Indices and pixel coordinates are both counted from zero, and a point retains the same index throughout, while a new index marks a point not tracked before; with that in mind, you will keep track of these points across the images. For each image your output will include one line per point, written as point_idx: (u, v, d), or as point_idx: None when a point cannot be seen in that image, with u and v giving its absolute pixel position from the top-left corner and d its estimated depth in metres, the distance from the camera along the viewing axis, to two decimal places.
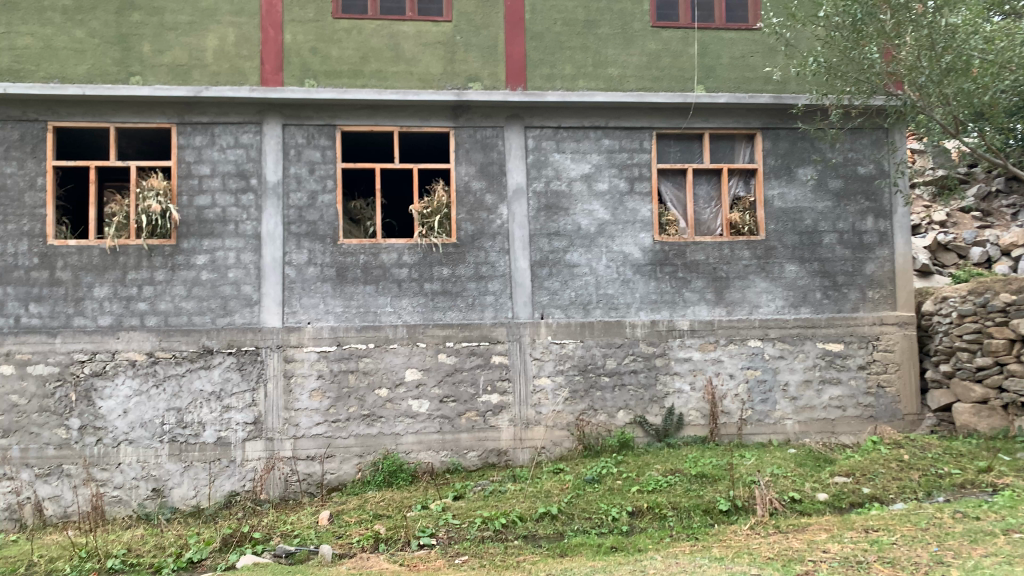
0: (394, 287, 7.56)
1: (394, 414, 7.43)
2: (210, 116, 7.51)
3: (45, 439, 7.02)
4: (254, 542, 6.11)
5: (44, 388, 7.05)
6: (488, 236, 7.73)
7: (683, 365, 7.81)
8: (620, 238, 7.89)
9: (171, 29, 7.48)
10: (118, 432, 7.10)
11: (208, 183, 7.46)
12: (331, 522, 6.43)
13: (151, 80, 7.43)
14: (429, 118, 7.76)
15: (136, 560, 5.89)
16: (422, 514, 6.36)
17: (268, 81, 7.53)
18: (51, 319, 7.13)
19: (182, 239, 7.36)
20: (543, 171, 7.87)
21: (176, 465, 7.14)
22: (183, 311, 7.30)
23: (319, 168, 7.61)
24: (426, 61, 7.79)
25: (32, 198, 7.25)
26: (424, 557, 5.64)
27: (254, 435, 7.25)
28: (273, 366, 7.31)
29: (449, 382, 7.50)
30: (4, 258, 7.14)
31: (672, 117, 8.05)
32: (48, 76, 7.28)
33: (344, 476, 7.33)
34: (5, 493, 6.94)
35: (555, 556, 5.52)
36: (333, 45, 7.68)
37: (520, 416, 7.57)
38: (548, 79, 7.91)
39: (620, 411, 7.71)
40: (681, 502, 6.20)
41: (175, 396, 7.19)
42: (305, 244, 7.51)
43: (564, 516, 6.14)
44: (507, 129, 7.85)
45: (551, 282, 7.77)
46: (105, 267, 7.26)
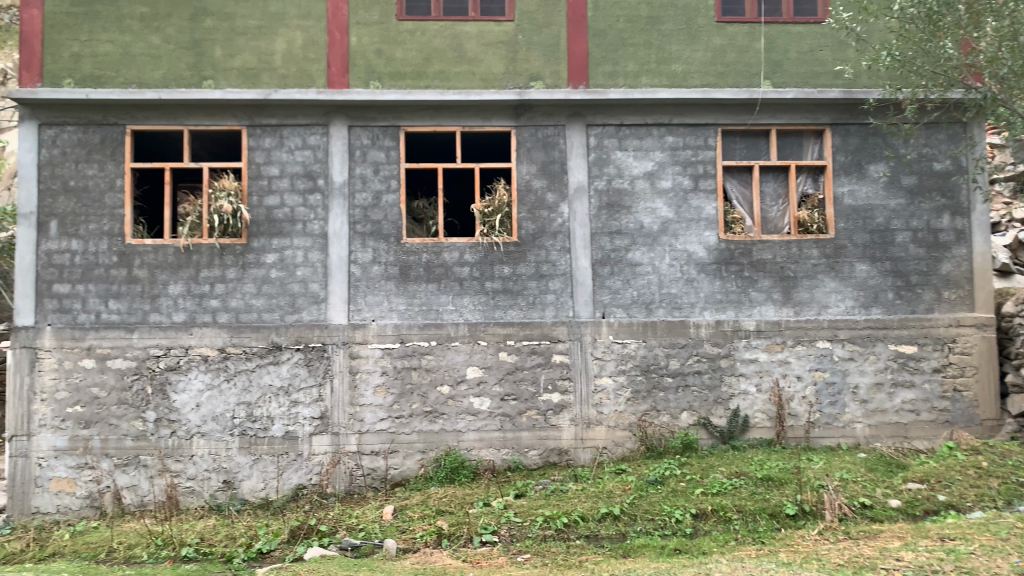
0: (455, 285, 7.62)
1: (456, 411, 7.49)
2: (278, 118, 7.69)
3: (123, 431, 7.31)
4: (321, 534, 6.24)
5: (122, 381, 7.34)
6: (549, 235, 7.72)
7: (749, 366, 7.67)
8: (684, 236, 7.79)
9: (242, 34, 7.70)
10: (192, 425, 7.34)
11: (277, 184, 7.64)
12: (395, 517, 6.53)
13: (223, 83, 7.65)
14: (491, 118, 7.80)
15: (208, 549, 6.10)
16: (484, 511, 6.41)
17: (334, 83, 7.67)
18: (129, 315, 7.42)
19: (252, 238, 7.56)
20: (605, 169, 7.83)
21: (246, 458, 7.34)
22: (253, 309, 7.50)
23: (383, 168, 7.73)
24: (489, 61, 7.83)
25: (111, 199, 7.55)
26: (487, 554, 5.68)
27: (321, 430, 7.40)
28: (339, 363, 7.46)
29: (510, 380, 7.53)
30: (86, 256, 7.45)
31: (737, 113, 7.91)
32: (127, 81, 7.58)
33: (407, 471, 7.43)
34: (87, 481, 7.26)
35: (618, 557, 5.49)
36: (398, 46, 7.79)
37: (581, 416, 7.54)
38: (611, 76, 7.86)
39: (684, 412, 7.61)
40: (746, 505, 6.08)
41: (245, 390, 7.39)
42: (370, 243, 7.63)
43: (626, 517, 6.09)
44: (569, 127, 7.83)
45: (613, 281, 7.71)
46: (179, 265, 7.51)
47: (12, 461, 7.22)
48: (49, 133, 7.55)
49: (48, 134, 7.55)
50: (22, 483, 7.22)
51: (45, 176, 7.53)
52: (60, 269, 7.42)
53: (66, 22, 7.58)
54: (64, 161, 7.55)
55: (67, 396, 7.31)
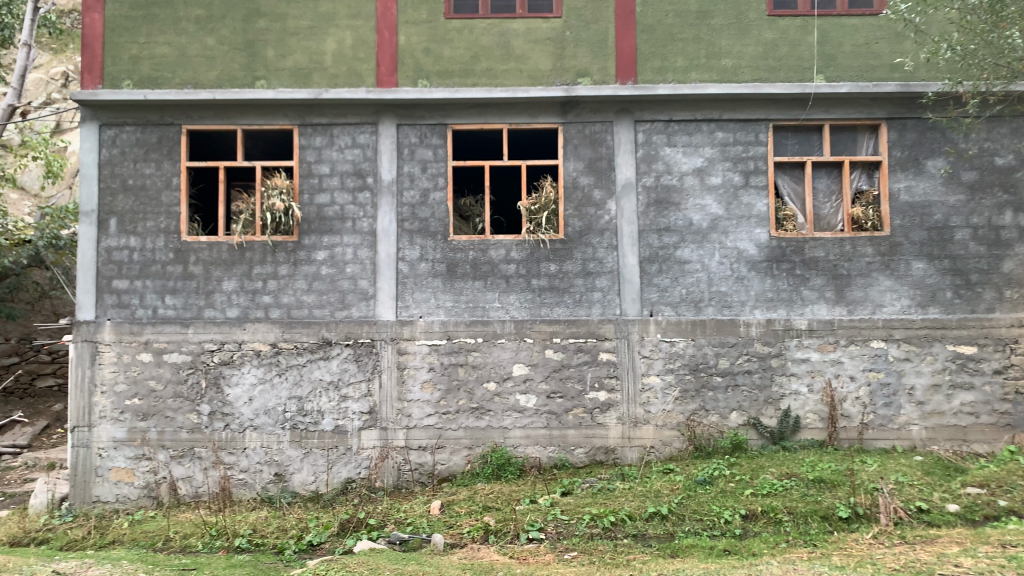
0: (501, 283, 7.63)
1: (502, 407, 7.51)
2: (329, 117, 7.80)
3: (178, 423, 7.49)
4: (370, 528, 6.32)
5: (178, 374, 7.52)
6: (596, 232, 7.69)
7: (800, 366, 7.53)
8: (734, 234, 7.68)
9: (293, 34, 7.82)
10: (245, 418, 7.50)
11: (328, 182, 7.75)
12: (442, 512, 6.58)
13: (275, 83, 7.78)
14: (539, 115, 7.80)
15: (260, 540, 6.23)
16: (531, 508, 6.42)
17: (383, 82, 7.75)
18: (185, 310, 7.60)
19: (303, 236, 7.68)
20: (653, 165, 7.76)
21: (297, 451, 7.48)
22: (304, 305, 7.62)
23: (431, 166, 7.78)
24: (536, 58, 7.82)
25: (168, 197, 7.75)
26: (534, 551, 5.68)
27: (369, 424, 7.50)
28: (388, 358, 7.54)
29: (557, 377, 7.52)
30: (144, 253, 7.66)
31: (789, 108, 7.77)
32: (183, 82, 7.76)
33: (454, 467, 7.48)
34: (144, 472, 7.47)
35: (666, 557, 5.44)
36: (446, 44, 7.83)
37: (628, 414, 7.50)
38: (660, 72, 7.78)
39: (733, 412, 7.52)
40: (797, 507, 5.98)
41: (296, 385, 7.52)
42: (418, 241, 7.69)
43: (674, 517, 6.05)
44: (616, 124, 7.78)
45: (661, 279, 7.64)
46: (232, 262, 7.66)
47: (74, 451, 7.47)
48: (109, 133, 7.78)
49: (108, 134, 7.77)
50: (84, 473, 7.48)
51: (105, 175, 7.75)
52: (119, 265, 7.64)
53: (125, 25, 7.81)
54: (123, 161, 7.77)
55: (125, 388, 7.52)
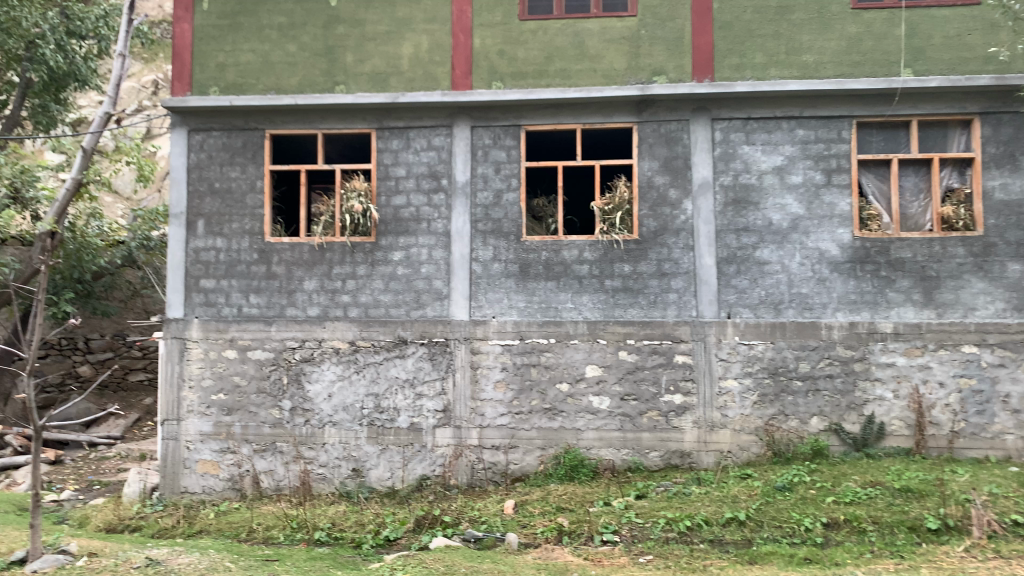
0: (574, 283, 7.62)
1: (576, 409, 7.50)
2: (405, 120, 7.93)
3: (262, 418, 7.74)
4: (444, 525, 6.40)
5: (261, 370, 7.78)
6: (671, 232, 7.58)
7: (885, 370, 7.28)
8: (816, 234, 7.46)
9: (371, 39, 7.98)
10: (324, 414, 7.69)
11: (404, 184, 7.89)
12: (516, 511, 6.61)
13: (354, 88, 7.96)
14: (613, 114, 7.74)
15: (339, 534, 6.39)
16: (605, 510, 6.39)
17: (458, 84, 7.84)
18: (268, 309, 7.85)
19: (380, 236, 7.83)
20: (731, 164, 7.62)
21: (374, 447, 7.63)
22: (381, 304, 7.77)
23: (505, 167, 7.82)
24: (611, 58, 7.78)
25: (252, 199, 8.01)
26: (608, 553, 5.65)
27: (443, 422, 7.60)
28: (461, 358, 7.63)
29: (631, 379, 7.46)
30: (229, 253, 7.95)
31: (874, 104, 7.51)
32: (267, 88, 8.02)
33: (527, 467, 7.50)
34: (229, 465, 7.74)
35: (744, 563, 5.34)
36: (520, 46, 7.86)
37: (704, 418, 7.37)
38: (738, 69, 7.63)
39: (814, 417, 7.31)
40: (883, 517, 5.78)
41: (374, 382, 7.68)
42: (491, 241, 7.74)
43: (752, 523, 5.92)
44: (693, 122, 7.67)
45: (739, 280, 7.49)
46: (313, 262, 7.87)
47: (164, 443, 7.82)
48: (197, 139, 8.10)
49: (196, 139, 8.10)
50: (173, 464, 7.81)
51: (193, 178, 8.08)
52: (206, 265, 7.95)
53: (212, 34, 8.11)
54: (210, 165, 8.08)
55: (212, 383, 7.81)
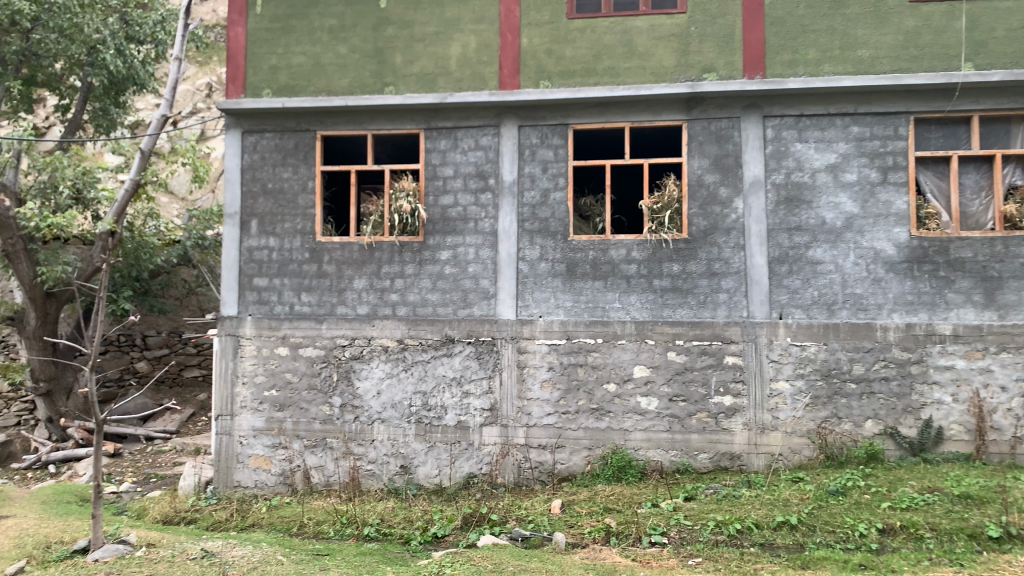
0: (622, 283, 7.57)
1: (623, 409, 7.46)
2: (453, 120, 7.98)
3: (312, 414, 7.87)
4: (492, 523, 6.42)
5: (312, 367, 7.91)
6: (722, 232, 7.49)
7: (944, 373, 7.08)
8: (871, 233, 7.30)
9: (420, 40, 8.05)
10: (373, 411, 7.79)
11: (452, 184, 7.93)
12: (563, 511, 6.61)
13: (403, 88, 8.03)
14: (662, 112, 7.67)
15: (388, 530, 6.47)
16: (653, 512, 6.34)
17: (506, 84, 7.86)
18: (319, 307, 7.98)
19: (428, 236, 7.89)
20: (783, 162, 7.49)
21: (421, 445, 7.70)
22: (428, 303, 7.83)
23: (552, 166, 7.80)
24: (660, 55, 7.71)
25: (304, 200, 8.14)
26: (657, 555, 5.61)
27: (490, 421, 7.63)
28: (508, 357, 7.64)
29: (679, 380, 7.39)
30: (281, 252, 8.09)
31: (933, 99, 7.31)
32: (318, 90, 8.15)
33: (574, 467, 7.48)
34: (281, 460, 7.89)
35: (797, 568, 5.24)
36: (568, 45, 7.85)
37: (755, 420, 7.27)
38: (790, 65, 7.50)
39: (869, 420, 7.15)
40: (941, 524, 5.61)
41: (422, 380, 7.75)
42: (538, 240, 7.74)
43: (804, 527, 5.82)
44: (744, 120, 7.56)
45: (791, 280, 7.36)
46: (362, 261, 7.98)
47: (218, 437, 8.01)
48: (251, 140, 8.27)
49: (250, 141, 8.27)
50: (227, 458, 8.00)
51: (247, 179, 8.25)
52: (259, 264, 8.11)
53: (265, 37, 8.27)
54: (263, 165, 8.24)
55: (264, 380, 7.97)
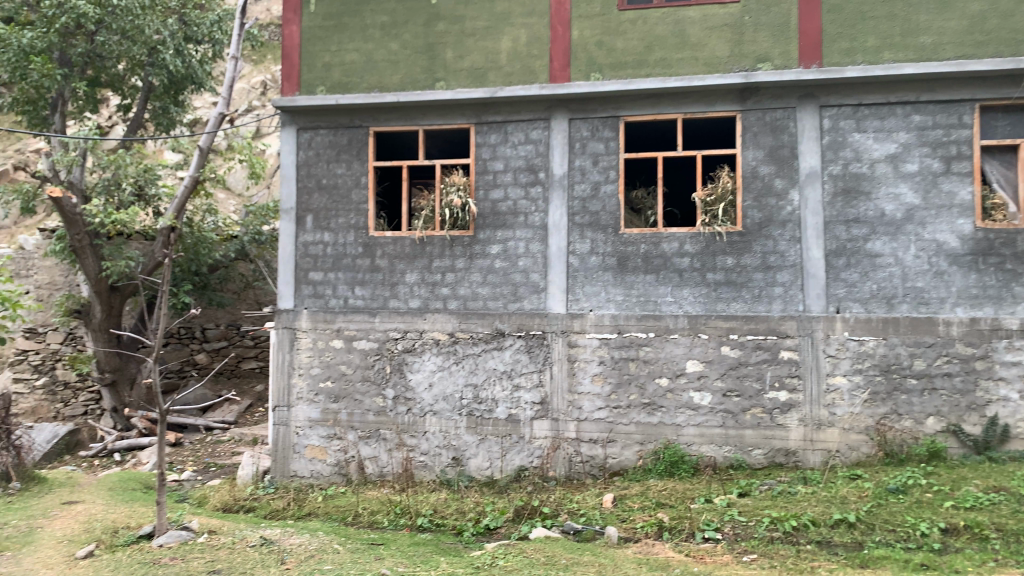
0: (675, 277, 7.50)
1: (676, 404, 7.40)
2: (504, 114, 8.00)
3: (366, 406, 8.00)
4: (544, 516, 6.45)
5: (366, 360, 8.03)
6: (777, 224, 7.36)
7: (1010, 369, 6.86)
8: (933, 225, 7.09)
9: (470, 35, 8.08)
10: (425, 403, 7.89)
11: (502, 178, 7.96)
12: (615, 505, 6.60)
13: (454, 84, 8.08)
14: (715, 103, 7.56)
15: (441, 521, 6.55)
16: (707, 507, 6.28)
17: (556, 77, 7.84)
18: (372, 300, 8.10)
19: (478, 230, 7.93)
20: (841, 152, 7.33)
21: (473, 437, 7.76)
22: (479, 297, 7.87)
23: (602, 159, 7.76)
24: (713, 45, 7.59)
25: (357, 195, 8.25)
26: (711, 551, 5.56)
27: (541, 414, 7.64)
28: (559, 350, 7.65)
29: (733, 375, 7.30)
30: (336, 247, 8.23)
31: (999, 86, 7.06)
32: (370, 86, 8.25)
33: (626, 462, 7.45)
34: (336, 450, 8.04)
35: (855, 567, 5.14)
36: (619, 36, 7.78)
37: (811, 416, 7.14)
38: (848, 53, 7.33)
39: (930, 417, 6.96)
40: (1007, 524, 5.44)
41: (473, 373, 7.81)
42: (588, 234, 7.71)
43: (863, 525, 5.70)
44: (800, 110, 7.41)
45: (849, 273, 7.21)
46: (414, 255, 8.06)
47: (275, 428, 8.20)
48: (305, 136, 8.42)
49: (305, 137, 8.43)
50: (284, 449, 8.18)
51: (302, 175, 8.40)
52: (315, 259, 8.26)
53: (319, 35, 8.40)
54: (318, 162, 8.38)
55: (320, 372, 8.13)
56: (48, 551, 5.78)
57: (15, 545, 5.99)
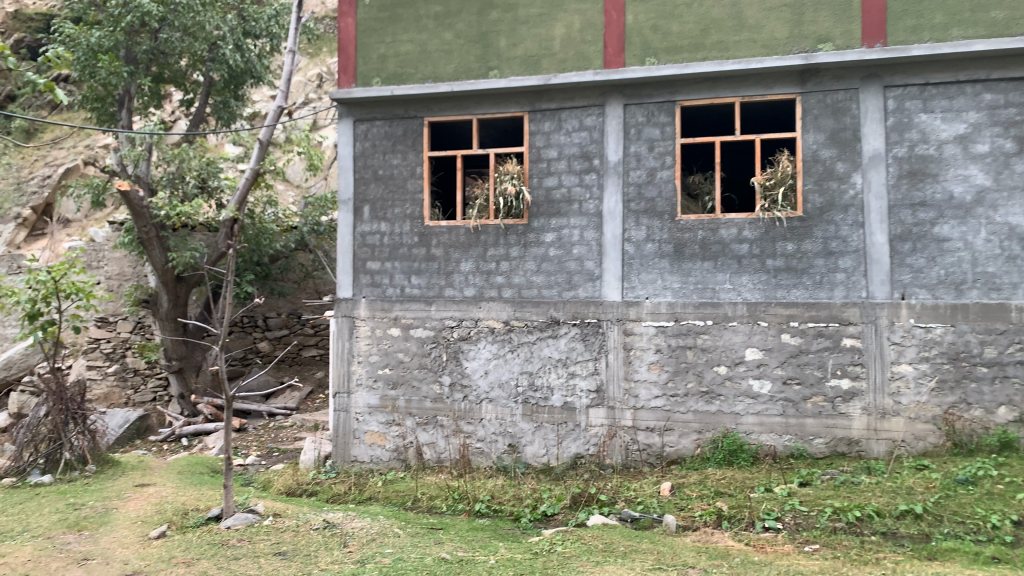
0: (733, 264, 7.38)
1: (734, 392, 7.31)
2: (558, 102, 7.97)
3: (424, 392, 8.12)
4: (601, 503, 6.46)
5: (423, 347, 8.14)
6: (839, 208, 7.19)
7: None
8: (1005, 208, 6.83)
9: (524, 22, 8.06)
10: (481, 390, 7.96)
11: (556, 166, 7.95)
12: (673, 493, 6.57)
13: (507, 72, 8.09)
14: (774, 86, 7.41)
15: (499, 507, 6.62)
16: (766, 497, 6.21)
17: (610, 63, 7.78)
18: (428, 289, 8.19)
19: (533, 218, 7.94)
20: (906, 134, 7.11)
21: (529, 424, 7.81)
22: (534, 285, 7.89)
23: (658, 145, 7.67)
24: (771, 27, 7.42)
25: (412, 185, 8.33)
26: (771, 540, 5.50)
27: (597, 402, 7.64)
28: (615, 339, 7.63)
29: (794, 363, 7.17)
30: (392, 236, 8.34)
31: None
32: (425, 76, 8.31)
33: (684, 450, 7.40)
34: (394, 436, 8.18)
35: (922, 559, 5.03)
36: (674, 20, 7.66)
37: (875, 405, 6.98)
38: (914, 31, 7.09)
39: (1002, 407, 6.73)
40: None
41: (528, 361, 7.85)
42: (644, 221, 7.65)
43: (930, 517, 5.56)
44: (863, 91, 7.21)
45: (915, 259, 6.99)
46: (469, 244, 8.11)
47: (336, 414, 8.39)
48: (362, 128, 8.55)
49: (361, 129, 8.55)
50: (344, 434, 8.36)
51: (359, 166, 8.53)
52: (372, 248, 8.39)
53: (374, 27, 8.50)
54: (374, 153, 8.49)
55: (378, 359, 8.27)
56: (123, 531, 6.03)
57: (93, 524, 6.26)
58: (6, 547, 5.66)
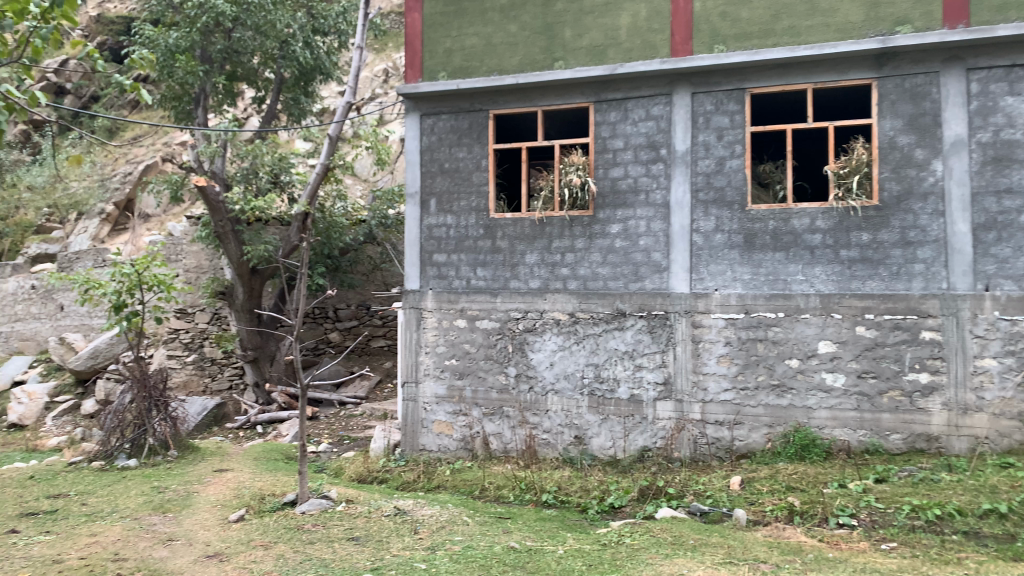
0: (805, 254, 7.22)
1: (807, 386, 7.16)
2: (624, 92, 7.91)
3: (490, 383, 8.20)
4: (669, 496, 6.43)
5: (489, 339, 8.22)
6: (917, 197, 6.94)
7: None
8: None
9: (590, 13, 8.02)
10: (547, 382, 8.00)
11: (622, 156, 7.89)
12: (743, 488, 6.48)
13: (573, 63, 8.07)
14: (849, 71, 7.19)
15: (565, 498, 6.66)
16: (841, 492, 6.07)
17: (677, 51, 7.67)
18: (494, 281, 8.25)
19: (598, 209, 7.91)
20: (991, 118, 6.81)
21: (595, 416, 7.81)
22: (600, 277, 7.87)
23: (727, 133, 7.53)
24: (845, 9, 7.19)
25: (478, 178, 8.39)
26: (846, 537, 5.39)
27: (664, 395, 7.59)
28: (682, 331, 7.56)
29: (869, 356, 6.98)
30: (459, 229, 8.43)
31: None
32: (490, 69, 8.35)
33: (754, 444, 7.28)
34: (462, 426, 8.29)
35: (1007, 560, 4.84)
36: (744, 6, 7.51)
37: (956, 400, 6.74)
38: (999, 10, 6.78)
39: None
40: None
41: (594, 352, 7.85)
42: (713, 211, 7.53)
43: (1016, 517, 5.34)
44: (944, 74, 6.93)
45: (1000, 248, 6.71)
46: (534, 236, 8.14)
47: (404, 403, 8.55)
48: (428, 122, 8.65)
49: (428, 123, 8.65)
50: (413, 423, 8.52)
51: (426, 160, 8.64)
52: (439, 241, 8.50)
53: (440, 21, 8.57)
54: (440, 147, 8.59)
55: (445, 350, 8.39)
56: (204, 514, 6.28)
57: (176, 507, 6.55)
58: (98, 526, 5.97)
